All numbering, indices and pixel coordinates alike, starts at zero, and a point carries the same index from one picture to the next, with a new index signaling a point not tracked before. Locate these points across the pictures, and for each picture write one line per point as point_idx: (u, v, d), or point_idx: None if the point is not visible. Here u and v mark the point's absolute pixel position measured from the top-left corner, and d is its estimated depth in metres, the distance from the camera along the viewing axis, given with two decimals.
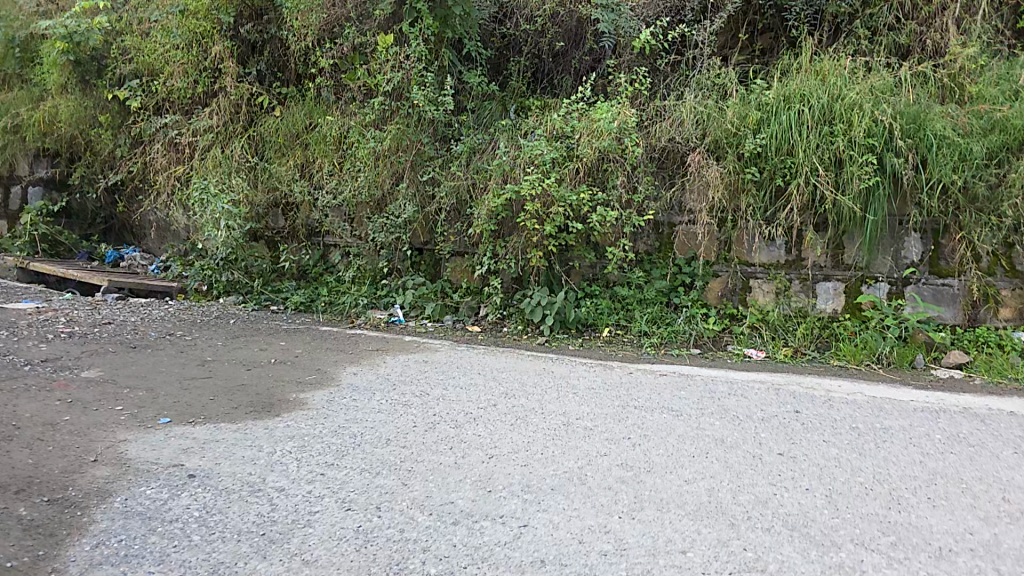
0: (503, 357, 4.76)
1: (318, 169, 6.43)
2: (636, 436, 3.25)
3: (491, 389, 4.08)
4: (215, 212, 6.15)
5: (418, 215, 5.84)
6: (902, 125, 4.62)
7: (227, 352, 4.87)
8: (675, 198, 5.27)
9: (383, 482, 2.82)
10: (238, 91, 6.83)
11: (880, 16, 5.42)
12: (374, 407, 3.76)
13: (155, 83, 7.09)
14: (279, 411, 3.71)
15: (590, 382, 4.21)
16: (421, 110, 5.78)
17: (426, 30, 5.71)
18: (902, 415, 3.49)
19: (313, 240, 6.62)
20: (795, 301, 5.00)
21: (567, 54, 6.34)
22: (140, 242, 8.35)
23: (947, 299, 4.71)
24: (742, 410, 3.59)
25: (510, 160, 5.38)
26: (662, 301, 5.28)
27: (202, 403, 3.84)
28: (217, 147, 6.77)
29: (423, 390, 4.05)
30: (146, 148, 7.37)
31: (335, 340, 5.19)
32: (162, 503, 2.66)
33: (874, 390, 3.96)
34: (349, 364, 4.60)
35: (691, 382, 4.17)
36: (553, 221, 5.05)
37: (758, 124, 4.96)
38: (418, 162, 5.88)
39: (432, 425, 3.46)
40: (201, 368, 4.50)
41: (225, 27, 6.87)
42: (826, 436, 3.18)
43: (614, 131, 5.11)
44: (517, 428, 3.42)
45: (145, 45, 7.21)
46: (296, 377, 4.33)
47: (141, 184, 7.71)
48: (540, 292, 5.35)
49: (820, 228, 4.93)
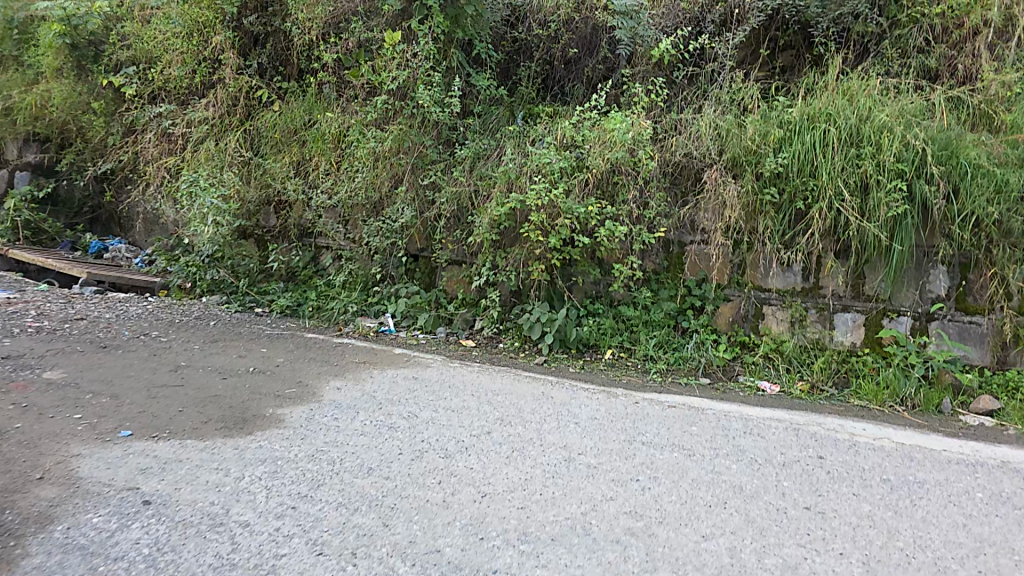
0: (500, 377, 4.48)
1: (313, 167, 6.11)
2: (646, 478, 3.08)
3: (484, 414, 3.79)
4: (203, 206, 5.82)
5: (416, 220, 5.54)
6: (935, 151, 4.39)
7: (201, 358, 4.55)
8: (688, 216, 5.00)
9: (362, 521, 2.52)
10: (237, 84, 6.53)
11: (909, 38, 5.18)
12: (356, 428, 3.48)
13: (152, 71, 6.82)
14: (254, 429, 3.41)
15: (592, 411, 3.92)
16: (426, 111, 5.47)
17: (437, 28, 5.42)
18: (933, 468, 3.39)
19: (304, 241, 6.27)
20: (810, 332, 4.74)
21: (580, 61, 6.09)
22: (127, 234, 7.94)
23: (974, 338, 4.44)
24: (760, 452, 3.46)
25: (517, 167, 5.12)
26: (669, 324, 5.00)
27: (169, 415, 3.53)
28: (212, 140, 6.47)
29: (412, 411, 3.77)
30: (137, 138, 7.04)
31: (320, 349, 4.89)
32: (108, 535, 2.34)
33: (902, 436, 3.82)
34: (334, 378, 4.29)
35: (702, 417, 3.93)
36: (558, 233, 4.76)
37: (779, 143, 4.72)
38: (420, 165, 5.58)
39: (419, 454, 3.19)
40: (173, 375, 4.18)
41: (228, 17, 6.58)
42: (855, 489, 3.10)
43: (628, 142, 4.84)
44: (512, 462, 3.16)
45: (145, 33, 6.97)
46: (276, 390, 4.02)
47: (131, 174, 7.35)
48: (541, 308, 5.09)
49: (841, 256, 4.68)
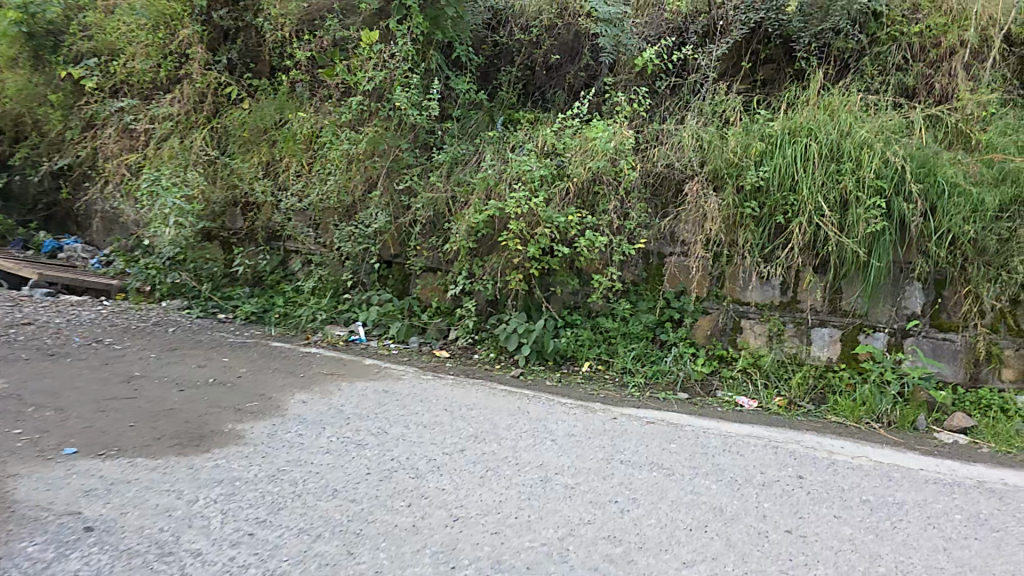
0: (474, 390, 4.32)
1: (283, 169, 5.90)
2: (624, 499, 2.99)
3: (458, 430, 3.64)
4: (165, 207, 5.55)
5: (390, 225, 5.38)
6: (913, 168, 4.43)
7: (158, 368, 4.32)
8: (668, 228, 4.94)
9: (324, 549, 2.47)
10: (205, 80, 6.28)
11: (887, 55, 5.24)
12: (322, 446, 3.34)
13: (114, 63, 6.52)
14: (210, 446, 3.27)
15: (570, 427, 3.81)
16: (403, 113, 5.33)
17: (416, 29, 5.30)
18: (911, 488, 3.36)
19: (272, 245, 6.04)
20: (788, 346, 4.71)
21: (562, 67, 6.01)
22: (84, 233, 7.42)
23: (947, 355, 4.47)
24: (740, 471, 3.38)
25: (496, 174, 5.01)
26: (648, 337, 4.91)
27: (117, 431, 3.37)
28: (176, 137, 6.23)
29: (382, 427, 3.62)
30: (97, 133, 6.73)
31: (286, 359, 4.68)
32: (43, 567, 2.23)
33: (879, 454, 3.80)
34: (299, 391, 4.09)
35: (681, 434, 3.84)
36: (537, 242, 4.65)
37: (760, 156, 4.71)
38: (395, 169, 5.44)
39: (389, 473, 3.09)
40: (125, 386, 3.97)
41: (197, 10, 6.35)
42: (835, 510, 3.04)
43: (610, 152, 4.78)
44: (486, 482, 3.06)
45: (108, 24, 6.69)
46: (237, 403, 3.84)
47: (89, 171, 6.95)
48: (517, 319, 4.98)
49: (819, 270, 4.66)
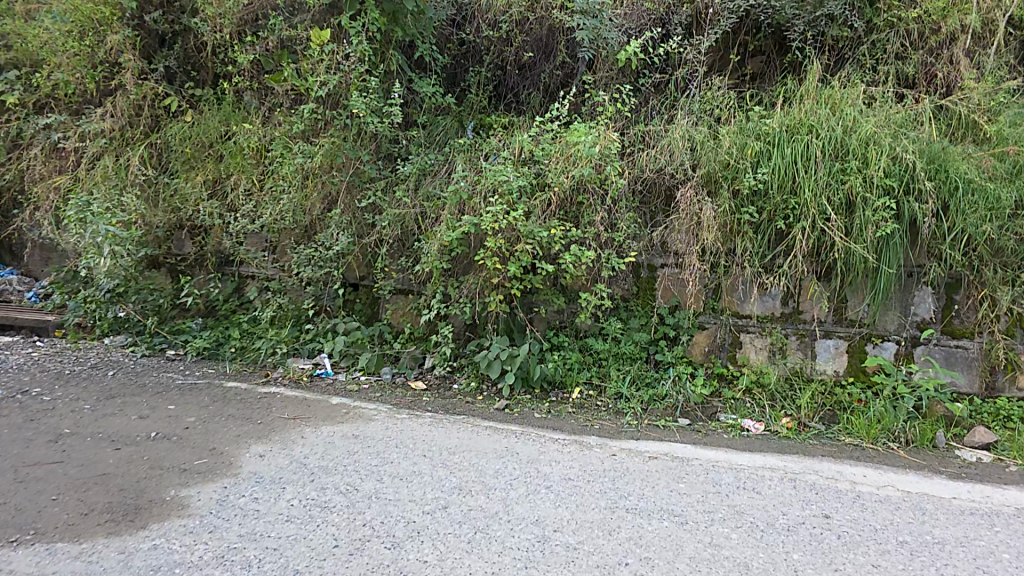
0: (455, 430, 3.87)
1: (232, 188, 5.37)
2: (636, 560, 2.56)
3: (440, 481, 3.18)
4: (98, 234, 4.95)
5: (354, 246, 4.92)
6: (924, 164, 4.09)
7: (92, 422, 3.76)
8: (659, 238, 4.55)
9: None
10: (140, 90, 5.73)
11: (885, 43, 4.94)
12: (280, 513, 2.85)
13: (36, 77, 5.93)
14: (147, 522, 2.74)
15: (568, 469, 3.38)
16: (362, 121, 4.83)
17: (371, 26, 4.74)
18: (947, 522, 2.99)
19: (224, 271, 5.57)
20: (792, 360, 4.36)
21: (536, 66, 5.57)
22: (19, 263, 6.70)
23: (961, 364, 4.18)
24: (761, 515, 2.98)
25: (469, 186, 4.53)
26: (641, 357, 4.52)
27: (36, 508, 2.81)
28: (109, 157, 5.65)
29: (351, 484, 3.13)
30: (22, 153, 6.10)
31: (242, 403, 4.16)
32: None
33: (907, 481, 3.42)
34: (256, 442, 3.58)
35: (688, 470, 3.43)
36: (518, 260, 4.20)
37: (757, 157, 4.32)
38: (356, 184, 5.00)
39: (359, 545, 2.61)
40: (51, 448, 3.41)
41: (127, 14, 5.76)
42: (874, 558, 2.65)
43: (594, 157, 4.32)
44: (474, 548, 2.61)
45: (27, 32, 6.06)
46: (183, 462, 3.32)
47: (17, 196, 6.28)
48: (500, 343, 4.50)
49: (823, 278, 4.30)
